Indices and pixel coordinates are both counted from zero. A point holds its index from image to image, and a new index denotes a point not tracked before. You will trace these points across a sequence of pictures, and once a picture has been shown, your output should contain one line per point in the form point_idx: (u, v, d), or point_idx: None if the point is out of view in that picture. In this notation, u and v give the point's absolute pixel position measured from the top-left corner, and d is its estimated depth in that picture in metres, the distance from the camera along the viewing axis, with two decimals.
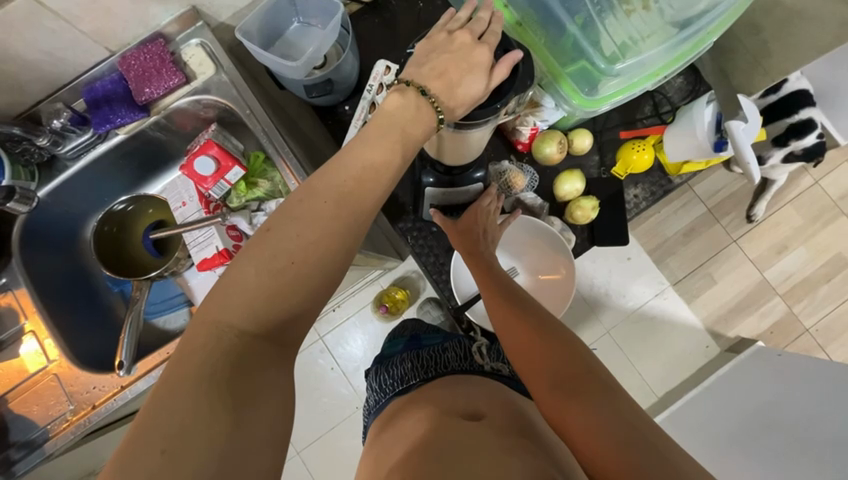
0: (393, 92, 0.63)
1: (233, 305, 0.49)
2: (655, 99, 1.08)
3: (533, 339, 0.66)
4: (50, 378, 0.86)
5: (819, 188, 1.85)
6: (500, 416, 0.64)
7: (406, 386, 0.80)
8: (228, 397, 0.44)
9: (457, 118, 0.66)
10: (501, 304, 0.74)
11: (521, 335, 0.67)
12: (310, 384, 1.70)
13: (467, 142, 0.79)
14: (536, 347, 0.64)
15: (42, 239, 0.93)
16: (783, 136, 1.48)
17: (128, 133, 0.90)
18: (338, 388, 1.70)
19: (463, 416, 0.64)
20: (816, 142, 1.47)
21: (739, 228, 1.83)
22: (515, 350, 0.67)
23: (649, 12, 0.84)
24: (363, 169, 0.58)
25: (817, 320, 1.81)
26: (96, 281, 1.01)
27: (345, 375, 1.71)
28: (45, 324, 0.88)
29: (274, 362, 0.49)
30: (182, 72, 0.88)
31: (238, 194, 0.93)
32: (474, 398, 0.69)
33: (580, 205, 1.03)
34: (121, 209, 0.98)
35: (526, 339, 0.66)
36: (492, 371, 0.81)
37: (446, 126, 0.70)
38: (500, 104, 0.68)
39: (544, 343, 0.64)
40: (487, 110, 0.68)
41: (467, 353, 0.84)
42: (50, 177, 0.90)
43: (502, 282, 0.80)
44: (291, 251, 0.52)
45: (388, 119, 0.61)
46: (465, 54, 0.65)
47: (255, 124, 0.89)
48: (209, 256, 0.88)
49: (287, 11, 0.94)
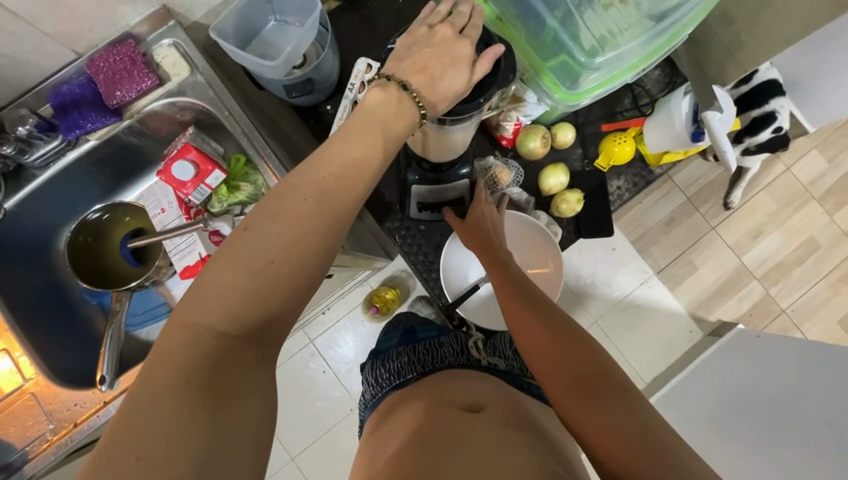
0: (373, 86, 0.62)
1: (212, 307, 0.47)
2: (634, 91, 1.10)
3: (548, 336, 0.64)
4: (27, 398, 0.82)
5: (790, 174, 1.92)
6: (500, 409, 0.64)
7: (403, 379, 0.79)
8: (208, 399, 0.43)
9: (440, 113, 0.66)
10: (512, 298, 0.72)
11: (534, 332, 0.66)
12: (303, 388, 1.68)
13: (451, 140, 0.79)
14: (551, 345, 0.63)
15: (13, 252, 0.90)
16: (739, 132, 1.56)
17: (100, 138, 0.87)
18: (331, 390, 1.69)
19: (464, 408, 0.63)
20: (771, 137, 1.53)
21: (717, 216, 1.89)
22: (527, 346, 0.66)
23: (626, 5, 0.85)
24: (345, 166, 0.57)
25: (793, 301, 1.89)
26: (72, 294, 0.97)
27: (338, 377, 1.69)
28: (19, 340, 0.84)
29: (257, 362, 0.48)
30: (154, 74, 0.85)
31: (220, 199, 0.88)
32: (478, 391, 0.69)
33: (566, 198, 1.05)
34: (95, 217, 0.94)
35: (539, 336, 0.65)
36: (489, 366, 0.79)
37: (430, 120, 0.69)
38: (483, 99, 0.68)
39: (558, 340, 0.64)
40: (470, 104, 0.68)
41: (464, 348, 0.82)
42: (18, 188, 0.86)
43: (510, 276, 0.77)
44: (271, 251, 0.50)
45: (369, 114, 0.60)
46: (445, 47, 0.64)
47: (235, 125, 0.87)
48: (192, 263, 0.87)
49: (263, 9, 0.92)
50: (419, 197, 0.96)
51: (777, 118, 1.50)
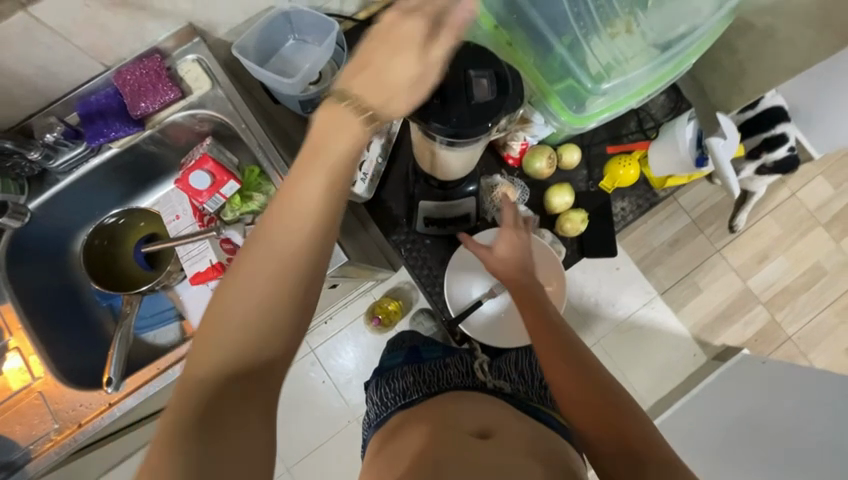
0: (323, 114, 0.49)
1: (215, 343, 0.46)
2: (639, 115, 1.13)
3: (575, 373, 0.62)
4: (35, 396, 0.83)
5: (796, 199, 1.93)
6: (507, 431, 0.65)
7: (410, 398, 0.81)
8: (206, 441, 0.41)
9: (447, 129, 0.64)
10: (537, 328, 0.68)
11: (559, 368, 0.63)
12: (302, 397, 1.68)
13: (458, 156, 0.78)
14: (576, 383, 0.61)
15: (30, 253, 0.92)
16: (757, 148, 1.55)
17: (121, 146, 0.90)
18: (330, 402, 1.68)
19: (472, 434, 0.64)
20: (787, 155, 1.54)
21: (722, 239, 1.89)
22: (554, 383, 0.63)
23: (632, 34, 0.88)
24: (331, 175, 0.49)
25: (799, 327, 1.87)
26: (85, 295, 0.99)
27: (338, 388, 1.69)
28: (30, 340, 0.85)
29: (256, 400, 0.46)
30: (177, 87, 0.88)
31: (233, 208, 0.91)
32: (483, 411, 0.71)
33: (570, 218, 1.06)
34: (111, 222, 0.97)
35: (566, 373, 0.62)
36: (495, 389, 0.80)
37: (438, 138, 0.68)
38: (492, 122, 0.64)
39: (583, 378, 0.61)
40: (477, 128, 0.65)
41: (470, 369, 0.85)
42: (40, 191, 0.89)
43: (534, 302, 0.73)
44: (262, 277, 0.47)
45: (320, 154, 0.48)
46: (419, 49, 0.49)
47: (251, 138, 0.90)
48: (203, 269, 0.88)
49: (283, 29, 0.97)
50: (426, 212, 0.98)
51: (788, 139, 1.52)
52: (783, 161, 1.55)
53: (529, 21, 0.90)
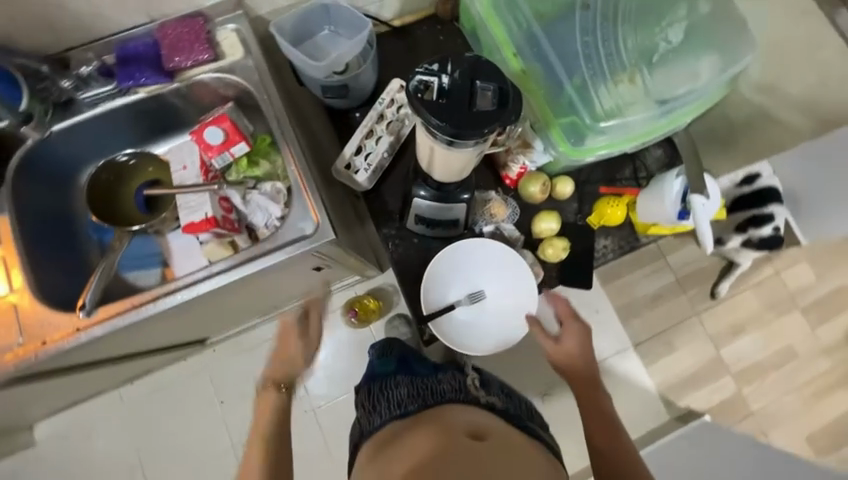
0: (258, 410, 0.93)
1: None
2: (634, 164, 1.19)
3: (599, 413, 0.85)
4: (8, 307, 0.86)
5: (779, 279, 1.98)
6: (498, 436, 0.68)
7: (405, 409, 0.82)
8: None
9: (445, 131, 0.64)
10: (577, 381, 0.92)
11: (590, 408, 0.87)
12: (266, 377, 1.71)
13: (458, 161, 0.78)
14: (598, 420, 0.84)
15: (39, 173, 0.96)
16: (744, 223, 1.64)
17: (148, 93, 0.95)
18: (291, 388, 1.70)
19: (467, 434, 0.66)
20: (772, 234, 1.63)
21: (702, 303, 1.94)
22: (587, 415, 0.86)
23: (636, 84, 0.95)
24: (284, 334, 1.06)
25: (764, 405, 1.89)
26: (79, 226, 1.02)
27: (301, 377, 1.71)
28: (17, 254, 0.88)
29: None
30: (212, 50, 0.94)
31: (238, 169, 0.97)
32: (477, 418, 0.74)
33: (552, 243, 1.11)
34: (123, 160, 1.02)
35: (594, 413, 0.86)
36: (487, 404, 0.83)
37: (438, 138, 0.68)
38: (488, 130, 0.64)
39: (603, 419, 0.84)
40: (473, 132, 0.64)
41: (462, 385, 0.87)
42: (63, 117, 0.94)
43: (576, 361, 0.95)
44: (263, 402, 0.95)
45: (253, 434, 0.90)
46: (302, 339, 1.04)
47: (269, 108, 0.95)
48: (197, 221, 0.92)
49: (320, 19, 1.04)
50: (418, 211, 1.02)
51: (776, 219, 1.60)
52: (768, 239, 1.64)
53: (545, 55, 0.97)
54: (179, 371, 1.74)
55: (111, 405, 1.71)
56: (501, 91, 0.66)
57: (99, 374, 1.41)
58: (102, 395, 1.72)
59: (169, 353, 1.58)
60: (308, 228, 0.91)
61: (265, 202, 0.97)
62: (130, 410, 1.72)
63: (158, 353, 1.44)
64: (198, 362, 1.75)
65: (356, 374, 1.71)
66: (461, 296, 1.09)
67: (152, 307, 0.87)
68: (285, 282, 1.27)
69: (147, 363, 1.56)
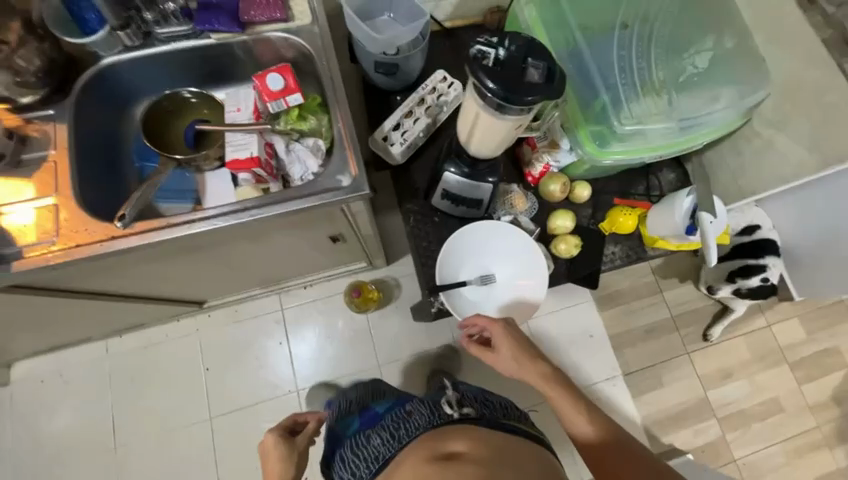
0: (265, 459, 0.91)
1: None
2: (648, 181, 1.27)
3: (565, 397, 0.88)
4: (48, 207, 0.89)
5: (770, 331, 2.02)
6: (474, 451, 0.71)
7: (383, 456, 0.83)
8: None
9: (495, 91, 0.72)
10: (538, 378, 0.91)
11: (557, 397, 0.88)
12: (259, 350, 1.72)
13: (498, 135, 0.85)
14: (569, 408, 0.87)
15: (101, 95, 1.02)
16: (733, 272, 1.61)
17: (219, 40, 1.02)
18: (282, 364, 1.71)
19: (442, 460, 0.71)
20: (760, 286, 1.58)
21: (694, 343, 1.97)
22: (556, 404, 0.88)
23: (662, 99, 1.04)
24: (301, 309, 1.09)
25: (746, 454, 1.88)
26: (124, 152, 1.07)
27: (293, 354, 1.72)
28: (67, 159, 0.92)
29: None
30: (284, 12, 1.03)
31: (287, 120, 1.02)
32: (447, 435, 0.77)
33: (566, 240, 1.17)
34: (186, 96, 1.07)
35: (563, 403, 0.87)
36: (462, 417, 0.82)
37: (488, 99, 0.76)
38: (532, 98, 0.72)
39: (572, 404, 0.87)
40: (520, 99, 0.72)
41: (433, 408, 0.86)
42: (137, 47, 1.00)
43: (532, 359, 0.93)
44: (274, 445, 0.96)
45: None
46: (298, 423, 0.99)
47: (326, 69, 1.03)
48: (242, 158, 0.97)
49: (383, 5, 1.15)
50: (447, 186, 1.08)
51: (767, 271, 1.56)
52: (757, 289, 1.60)
53: (584, 61, 1.07)
54: (172, 330, 1.73)
55: (96, 354, 1.69)
56: (549, 70, 0.74)
57: (98, 313, 1.41)
58: (89, 343, 1.70)
59: (168, 307, 1.58)
60: (345, 181, 0.96)
61: (305, 155, 1.04)
62: (114, 363, 1.69)
63: (161, 300, 1.45)
64: (192, 323, 1.74)
65: (348, 359, 1.72)
66: (473, 276, 1.13)
67: (189, 229, 0.92)
68: (303, 243, 1.34)
69: (145, 313, 1.56)
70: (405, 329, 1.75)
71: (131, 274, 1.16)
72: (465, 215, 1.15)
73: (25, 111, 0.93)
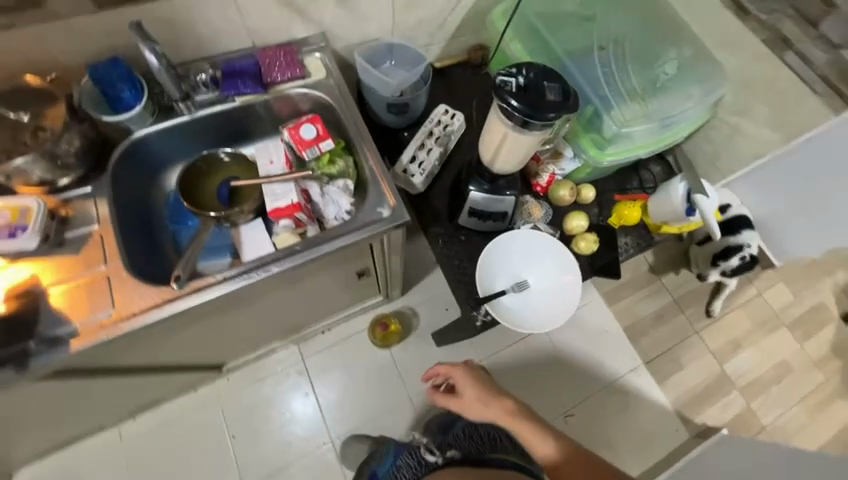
0: None
1: None
2: (640, 176, 1.42)
3: (529, 428, 0.96)
4: (101, 280, 0.90)
5: (763, 298, 2.17)
6: None
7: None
8: None
9: (521, 110, 0.83)
10: (505, 413, 1.00)
11: (523, 429, 0.97)
12: (287, 405, 1.66)
13: (522, 149, 0.96)
14: (535, 439, 0.95)
15: (134, 167, 1.05)
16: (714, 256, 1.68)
17: (243, 101, 1.09)
18: (313, 415, 1.65)
19: None
20: (741, 264, 1.65)
21: (700, 321, 2.08)
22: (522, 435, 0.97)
23: (645, 103, 1.20)
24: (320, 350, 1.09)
25: (773, 420, 1.96)
26: (157, 219, 1.10)
27: (322, 403, 1.67)
28: (112, 232, 0.94)
29: None
30: (302, 69, 1.12)
31: (318, 165, 1.08)
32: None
33: (584, 237, 1.27)
34: (222, 157, 1.12)
35: (531, 434, 0.96)
36: (442, 463, 0.99)
37: (513, 119, 0.87)
38: (553, 114, 0.83)
39: (537, 434, 0.96)
40: (544, 115, 0.83)
41: (419, 459, 1.02)
42: (165, 118, 1.04)
43: (497, 395, 1.02)
44: None
45: None
46: None
47: (348, 116, 1.12)
48: (283, 206, 1.03)
49: (383, 55, 1.29)
50: (473, 204, 1.17)
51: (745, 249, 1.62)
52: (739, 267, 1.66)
53: (575, 80, 1.22)
54: (190, 401, 1.64)
55: (109, 444, 1.56)
56: (563, 89, 0.85)
57: (120, 393, 1.33)
58: (100, 433, 1.57)
59: (189, 376, 1.52)
60: (384, 212, 1.02)
61: (337, 195, 1.09)
62: (130, 450, 1.57)
63: (186, 367, 1.40)
64: (212, 390, 1.66)
65: (381, 397, 1.69)
66: (509, 284, 1.19)
67: (241, 280, 0.94)
68: (332, 283, 1.36)
69: (165, 385, 1.48)
70: (433, 356, 1.76)
71: (167, 341, 1.13)
72: (490, 228, 1.23)
73: (63, 191, 0.96)
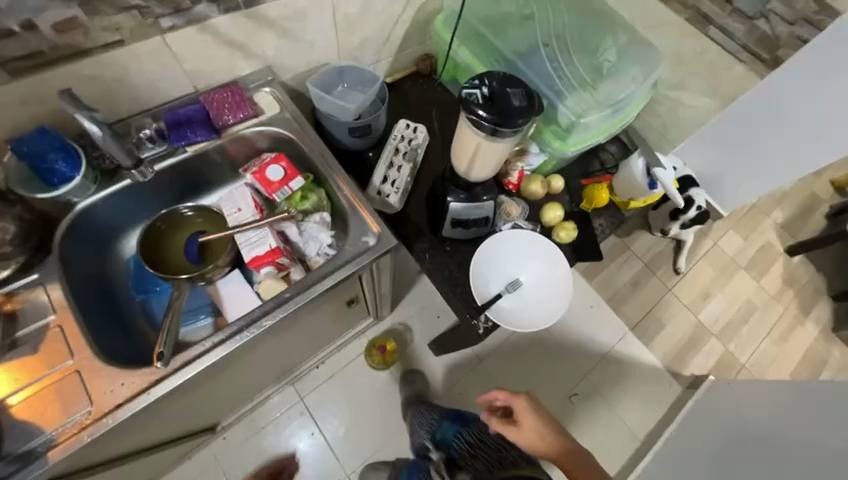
0: None
1: None
2: (600, 158, 1.47)
3: (574, 463, 0.92)
4: (70, 376, 0.81)
5: (719, 247, 2.34)
6: None
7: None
8: None
9: (493, 121, 0.84)
10: (551, 445, 0.94)
11: (570, 466, 0.92)
12: (294, 452, 1.57)
13: (495, 156, 0.97)
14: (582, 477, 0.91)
15: (83, 240, 0.95)
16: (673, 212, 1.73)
17: (196, 150, 1.02)
18: (324, 456, 1.57)
19: None
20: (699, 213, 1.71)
21: (670, 279, 2.22)
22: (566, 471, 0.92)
23: (597, 90, 1.25)
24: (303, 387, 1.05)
25: (750, 356, 2.12)
26: (120, 291, 1.01)
27: (330, 442, 1.59)
28: (72, 319, 0.84)
29: None
30: (254, 107, 1.07)
31: (291, 204, 1.04)
32: None
33: (563, 227, 1.30)
34: (184, 212, 1.05)
35: (579, 474, 0.91)
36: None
37: (483, 129, 0.87)
38: (522, 120, 0.84)
39: (584, 474, 0.91)
40: (514, 122, 0.84)
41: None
42: (111, 182, 0.95)
43: (549, 426, 0.95)
44: None
45: None
46: None
47: (312, 148, 1.08)
48: (262, 253, 0.97)
49: (335, 78, 1.25)
50: (454, 214, 1.16)
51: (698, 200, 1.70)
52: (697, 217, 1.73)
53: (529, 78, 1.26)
54: (186, 473, 1.51)
55: None
56: (527, 94, 0.87)
57: None
58: None
59: (180, 449, 1.39)
60: (367, 241, 0.99)
61: (316, 231, 1.04)
62: None
63: (178, 439, 1.28)
64: (209, 455, 1.54)
65: (390, 421, 1.63)
66: (502, 287, 1.19)
67: (229, 346, 0.87)
68: (322, 318, 1.31)
69: (156, 465, 1.35)
70: (435, 368, 1.74)
71: (151, 423, 1.02)
72: (475, 235, 1.23)
73: (3, 286, 0.84)
